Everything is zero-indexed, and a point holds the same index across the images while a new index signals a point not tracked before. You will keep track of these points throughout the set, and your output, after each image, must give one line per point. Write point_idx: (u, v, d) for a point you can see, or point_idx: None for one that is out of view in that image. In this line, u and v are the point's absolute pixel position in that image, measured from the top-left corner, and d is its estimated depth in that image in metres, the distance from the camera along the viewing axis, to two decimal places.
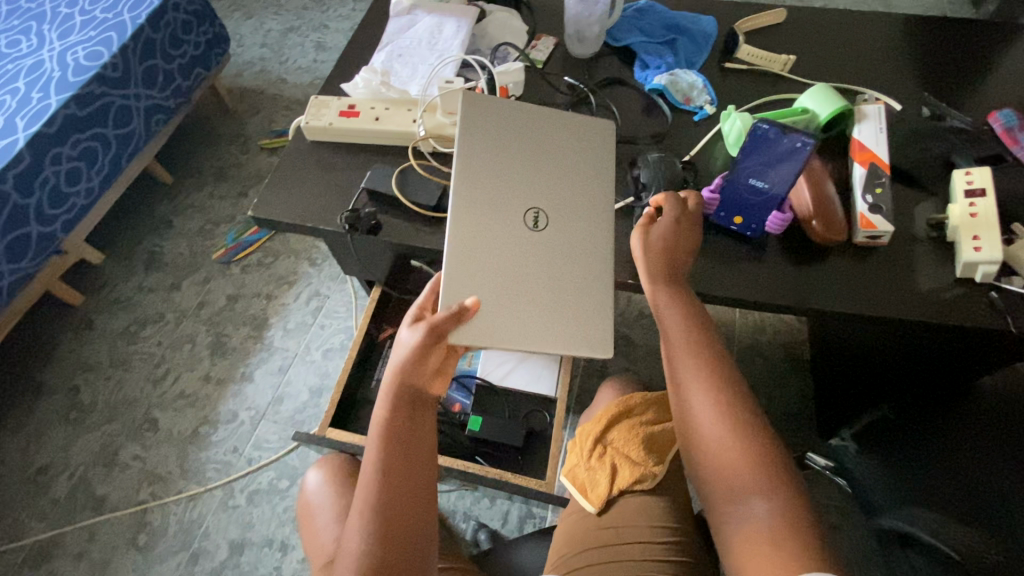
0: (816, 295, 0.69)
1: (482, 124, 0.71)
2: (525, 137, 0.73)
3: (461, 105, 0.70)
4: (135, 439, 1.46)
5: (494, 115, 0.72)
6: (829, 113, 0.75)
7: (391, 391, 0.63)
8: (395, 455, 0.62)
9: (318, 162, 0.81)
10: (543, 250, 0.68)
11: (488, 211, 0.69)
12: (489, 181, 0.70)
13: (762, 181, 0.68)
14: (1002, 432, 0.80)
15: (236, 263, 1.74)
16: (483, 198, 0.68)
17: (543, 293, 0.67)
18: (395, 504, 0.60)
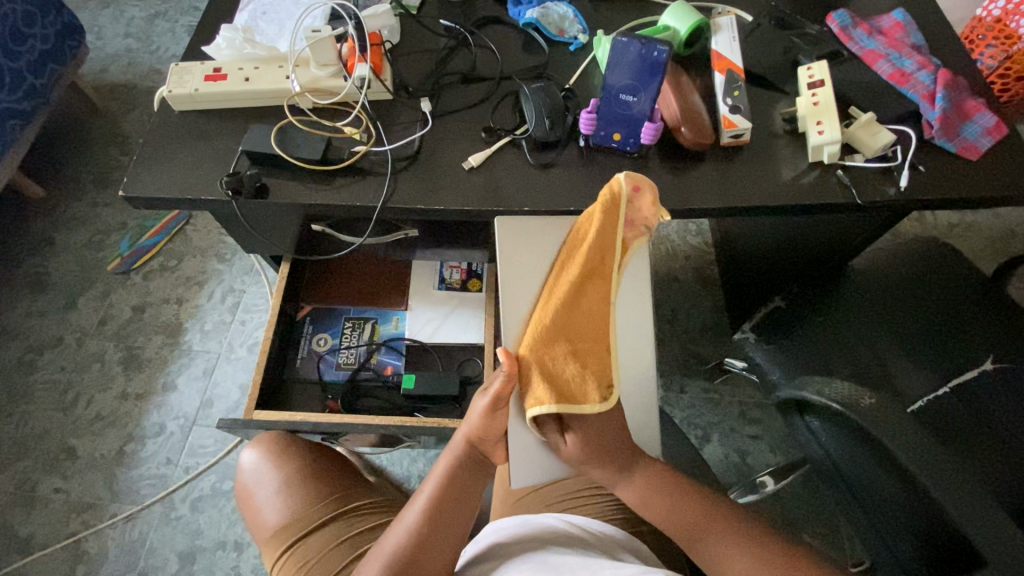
0: (694, 196, 0.74)
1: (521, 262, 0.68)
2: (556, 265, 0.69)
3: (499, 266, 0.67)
4: (53, 472, 1.35)
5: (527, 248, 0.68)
6: (687, 28, 0.80)
7: (459, 447, 0.65)
8: (446, 504, 0.61)
9: (189, 131, 0.77)
10: None
11: None
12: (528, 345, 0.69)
13: (632, 95, 0.73)
14: (879, 303, 0.95)
15: (137, 271, 1.62)
16: None
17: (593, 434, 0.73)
18: (425, 553, 0.59)
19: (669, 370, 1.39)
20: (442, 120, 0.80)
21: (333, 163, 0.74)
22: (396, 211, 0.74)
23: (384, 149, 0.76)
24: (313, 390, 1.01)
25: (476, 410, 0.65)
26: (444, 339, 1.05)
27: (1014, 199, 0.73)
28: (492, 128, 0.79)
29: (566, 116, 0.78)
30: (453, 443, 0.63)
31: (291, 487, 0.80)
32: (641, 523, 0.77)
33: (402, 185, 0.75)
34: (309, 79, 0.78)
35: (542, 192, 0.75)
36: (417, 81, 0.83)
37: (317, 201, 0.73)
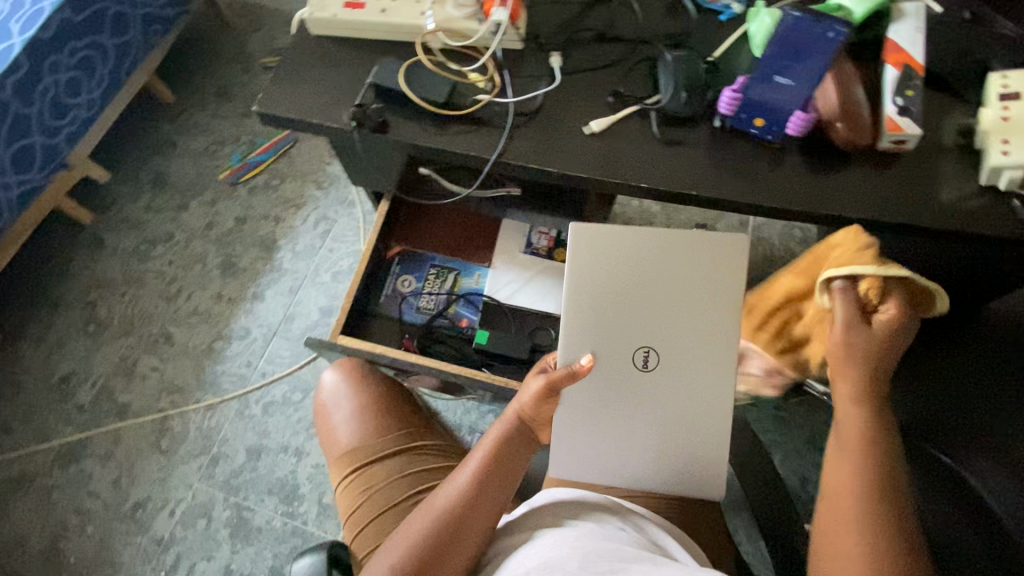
0: (830, 201, 0.68)
1: (596, 253, 0.68)
2: (638, 264, 0.68)
3: (566, 261, 0.67)
4: (152, 352, 1.51)
5: (602, 249, 0.68)
6: (864, 11, 0.69)
7: (510, 420, 0.66)
8: (491, 479, 0.63)
9: (323, 57, 0.78)
10: (652, 391, 0.72)
11: (602, 356, 0.71)
12: (594, 336, 0.70)
13: (788, 78, 0.65)
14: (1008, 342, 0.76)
15: (243, 184, 1.73)
16: (599, 342, 0.70)
17: (653, 421, 0.73)
18: (461, 523, 0.60)
19: None
20: (569, 78, 0.76)
21: (455, 109, 0.72)
22: (509, 166, 0.72)
23: (507, 101, 0.74)
24: (390, 327, 1.05)
25: (529, 390, 0.67)
26: (523, 303, 1.04)
27: None
28: (621, 93, 0.74)
29: (705, 92, 0.72)
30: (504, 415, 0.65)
31: (363, 414, 0.84)
32: (695, 519, 0.76)
33: (518, 140, 0.73)
34: (443, 17, 0.76)
35: (663, 170, 0.71)
36: (550, 33, 0.79)
37: (434, 145, 0.72)
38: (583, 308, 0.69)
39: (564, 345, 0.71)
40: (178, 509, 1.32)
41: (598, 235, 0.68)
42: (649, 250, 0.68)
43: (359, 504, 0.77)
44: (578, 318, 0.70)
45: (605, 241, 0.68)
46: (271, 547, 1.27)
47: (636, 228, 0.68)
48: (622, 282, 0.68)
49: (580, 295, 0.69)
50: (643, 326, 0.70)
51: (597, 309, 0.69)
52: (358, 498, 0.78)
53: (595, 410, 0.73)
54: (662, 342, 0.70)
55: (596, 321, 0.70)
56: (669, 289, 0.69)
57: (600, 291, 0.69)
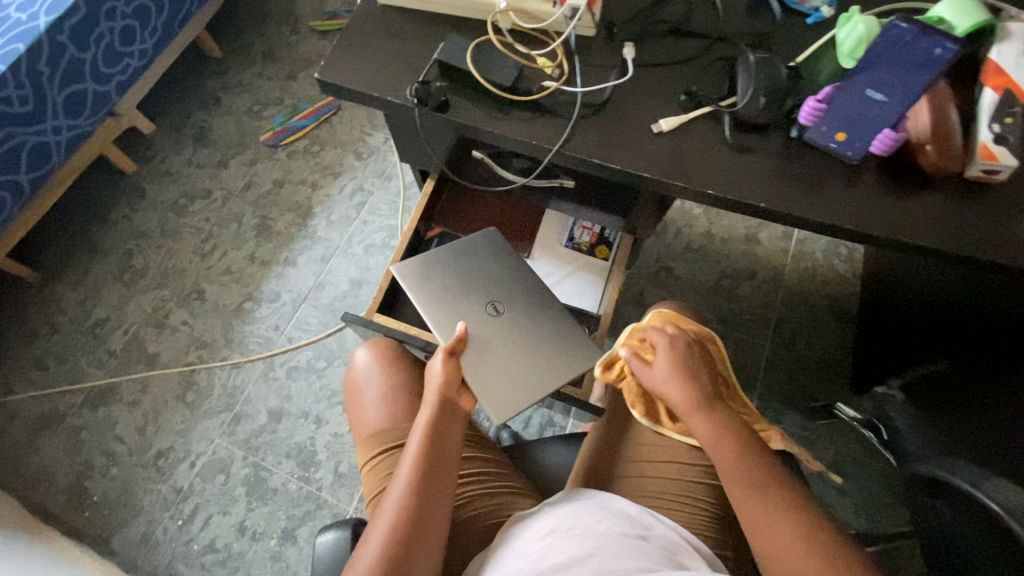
0: (906, 227, 0.64)
1: (425, 278, 0.92)
2: (463, 270, 0.94)
3: (408, 286, 0.90)
4: (184, 307, 1.53)
5: (429, 275, 0.92)
6: (967, 27, 0.64)
7: (433, 402, 0.72)
8: (437, 453, 0.67)
9: (388, 28, 0.75)
10: (517, 325, 0.91)
11: (466, 318, 0.90)
12: (451, 310, 0.90)
13: (882, 92, 0.61)
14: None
15: (283, 148, 1.73)
16: (457, 313, 0.90)
17: (532, 347, 0.90)
18: (426, 495, 0.64)
19: (769, 396, 1.34)
20: (641, 71, 0.73)
21: (521, 95, 0.70)
22: (571, 159, 0.70)
23: (575, 90, 0.71)
24: None
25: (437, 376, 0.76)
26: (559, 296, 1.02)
27: None
28: (695, 93, 0.71)
29: (786, 100, 0.68)
30: (427, 398, 0.71)
31: (396, 395, 0.82)
32: (714, 526, 0.78)
33: (582, 132, 0.70)
34: None
35: (733, 177, 0.68)
36: (624, 22, 0.76)
37: (496, 131, 0.70)
38: (436, 308, 0.90)
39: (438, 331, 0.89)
40: (199, 462, 1.35)
41: (421, 269, 0.92)
42: (457, 259, 0.94)
43: (382, 489, 0.76)
44: (433, 310, 0.90)
45: (428, 271, 0.92)
46: (286, 509, 1.30)
47: (434, 253, 0.95)
48: (455, 280, 0.92)
49: (428, 299, 0.90)
50: (479, 297, 0.93)
51: (446, 304, 0.90)
52: (386, 481, 0.77)
53: (488, 354, 0.87)
54: (499, 294, 0.93)
55: (447, 303, 0.91)
56: (487, 267, 0.95)
57: (447, 290, 0.91)
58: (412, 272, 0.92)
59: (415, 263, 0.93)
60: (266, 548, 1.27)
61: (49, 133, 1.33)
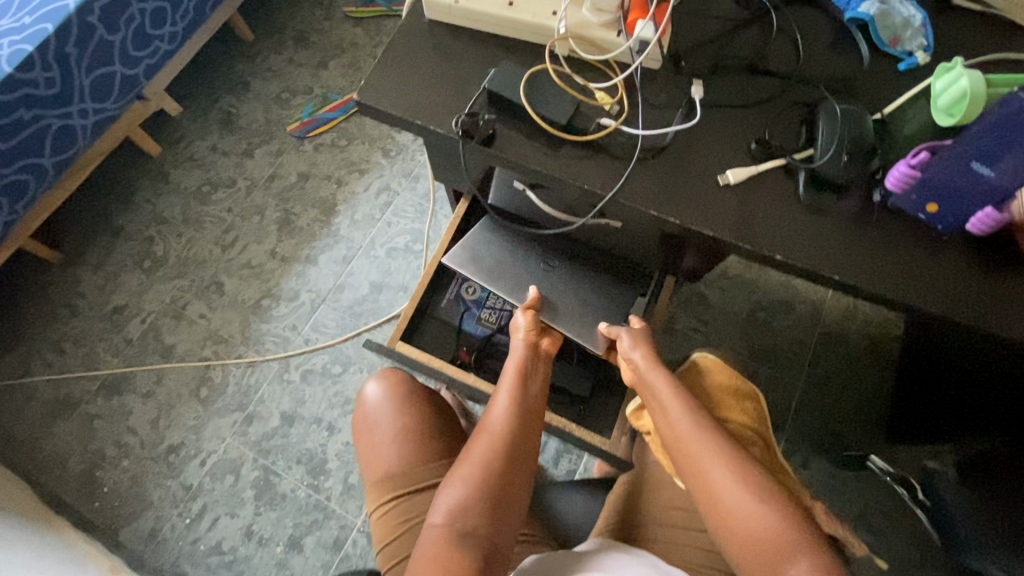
0: (999, 313, 0.57)
1: (479, 258, 0.91)
2: (510, 238, 0.92)
3: (468, 272, 0.89)
4: (202, 299, 1.51)
5: (480, 257, 0.91)
6: None
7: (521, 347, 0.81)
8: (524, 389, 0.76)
9: (434, 46, 0.70)
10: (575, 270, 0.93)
11: (532, 278, 0.92)
12: (515, 278, 0.90)
13: (990, 168, 0.53)
14: None
15: (310, 139, 1.68)
16: (522, 278, 0.90)
17: (594, 287, 0.92)
18: (519, 424, 0.72)
19: (797, 439, 1.28)
20: (707, 113, 0.66)
21: (575, 134, 0.64)
22: (625, 208, 0.64)
23: (635, 132, 0.64)
24: (448, 333, 1.00)
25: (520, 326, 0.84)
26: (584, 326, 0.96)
27: None
28: (766, 141, 0.64)
29: (870, 159, 0.61)
30: (517, 341, 0.80)
31: (410, 436, 0.79)
32: None
33: (640, 178, 0.64)
34: (578, 23, 0.66)
35: (805, 242, 0.61)
36: (692, 54, 0.69)
37: (544, 170, 0.64)
38: (500, 281, 0.91)
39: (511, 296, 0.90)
40: (209, 461, 1.34)
41: (471, 253, 0.91)
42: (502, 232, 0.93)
43: (395, 536, 0.74)
44: (500, 283, 0.90)
45: (478, 253, 0.91)
46: (293, 516, 1.28)
47: (478, 231, 0.92)
48: (507, 252, 0.91)
49: (490, 276, 0.90)
50: (531, 254, 0.93)
51: (507, 276, 0.90)
52: (397, 528, 0.74)
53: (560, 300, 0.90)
54: (549, 248, 0.93)
55: (509, 271, 0.91)
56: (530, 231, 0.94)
57: (503, 263, 0.91)
58: (464, 259, 0.91)
59: (460, 252, 0.91)
60: (271, 554, 1.26)
61: (75, 116, 1.30)
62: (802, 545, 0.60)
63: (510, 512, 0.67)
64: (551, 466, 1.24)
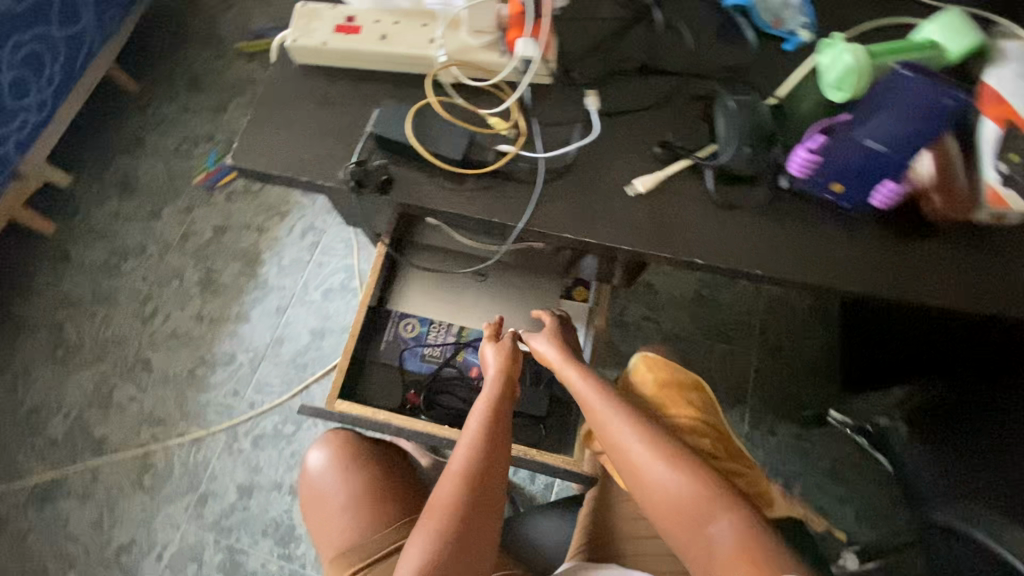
0: (913, 283, 0.58)
1: (415, 293, 0.97)
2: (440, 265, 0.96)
3: (406, 308, 0.96)
4: (129, 380, 1.39)
5: (416, 292, 0.97)
6: (959, 50, 0.60)
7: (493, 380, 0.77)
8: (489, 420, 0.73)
9: (309, 93, 0.64)
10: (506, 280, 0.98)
11: (466, 296, 0.98)
12: (450, 302, 0.97)
13: (882, 141, 0.55)
14: None
15: (220, 190, 1.57)
16: (457, 302, 0.97)
17: (526, 292, 0.98)
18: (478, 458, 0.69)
19: (760, 406, 1.30)
20: (607, 124, 0.64)
21: (474, 167, 0.61)
22: (540, 235, 0.61)
23: (536, 155, 0.62)
24: (391, 381, 0.95)
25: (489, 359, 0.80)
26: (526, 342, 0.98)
27: None
28: (671, 144, 0.63)
29: (770, 145, 0.61)
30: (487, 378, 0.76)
31: (362, 500, 0.75)
32: None
33: (549, 201, 0.61)
34: (457, 48, 0.63)
35: (720, 239, 0.60)
36: (585, 64, 0.67)
37: (450, 208, 0.60)
38: (438, 308, 0.97)
39: (451, 313, 0.97)
40: (166, 553, 1.24)
41: (406, 289, 0.97)
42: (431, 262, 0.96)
43: None
44: (438, 308, 0.97)
45: (412, 287, 0.97)
46: None
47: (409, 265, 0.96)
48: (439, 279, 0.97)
49: (428, 305, 0.97)
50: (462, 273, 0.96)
51: (443, 303, 0.97)
52: None
53: (496, 311, 0.97)
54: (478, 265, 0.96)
55: (444, 297, 0.97)
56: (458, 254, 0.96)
57: (437, 291, 0.97)
58: (408, 299, 0.97)
59: (396, 291, 0.97)
60: None
61: None
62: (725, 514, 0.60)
63: (480, 546, 0.65)
64: (528, 484, 1.18)
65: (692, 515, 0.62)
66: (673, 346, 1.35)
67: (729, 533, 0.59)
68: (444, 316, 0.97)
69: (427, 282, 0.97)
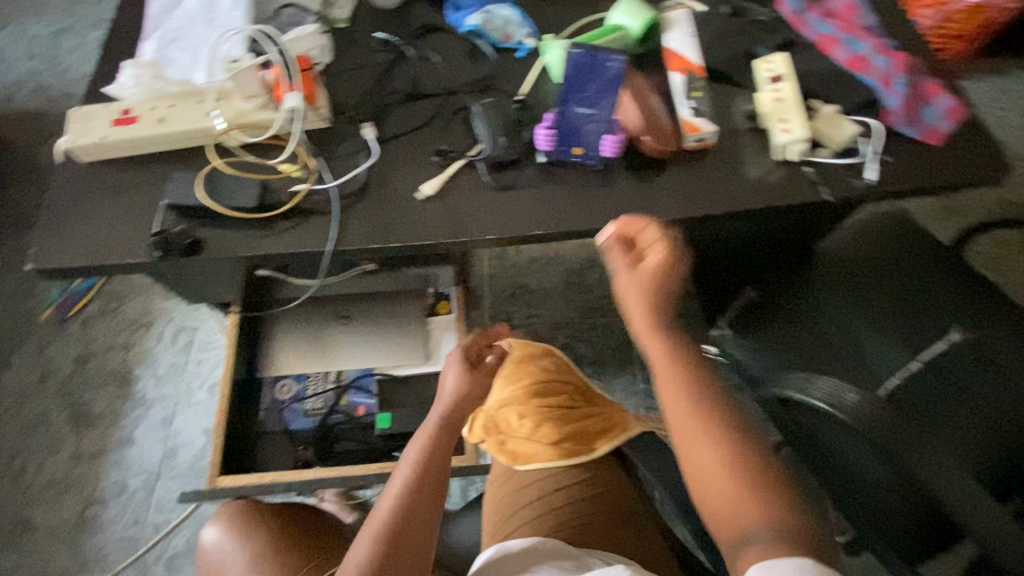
0: (660, 207, 0.71)
1: (281, 353, 0.98)
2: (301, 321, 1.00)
3: (275, 370, 0.97)
4: (7, 549, 1.25)
5: (282, 353, 0.98)
6: (639, 26, 0.76)
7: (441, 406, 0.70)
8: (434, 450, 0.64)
9: (102, 186, 0.68)
10: (368, 316, 1.01)
11: (332, 341, 0.99)
12: (318, 351, 0.98)
13: (589, 107, 0.72)
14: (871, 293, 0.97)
15: (73, 318, 1.49)
16: (325, 348, 0.99)
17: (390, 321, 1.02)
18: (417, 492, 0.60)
19: (647, 362, 1.43)
20: (387, 147, 0.73)
21: (271, 209, 0.67)
22: (349, 252, 0.68)
23: (326, 186, 0.69)
24: (281, 443, 0.96)
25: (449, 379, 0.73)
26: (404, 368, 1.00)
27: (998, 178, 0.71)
28: (444, 150, 0.73)
29: (520, 131, 0.74)
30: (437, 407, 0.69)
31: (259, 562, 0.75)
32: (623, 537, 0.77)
33: (349, 222, 0.69)
34: (233, 114, 0.70)
35: (503, 214, 0.71)
36: (357, 103, 0.76)
37: (258, 252, 0.66)
38: (307, 360, 0.98)
39: (321, 362, 0.98)
40: None
41: (272, 354, 0.98)
42: (291, 320, 1.00)
43: None
44: (308, 360, 0.98)
45: (278, 350, 0.98)
46: None
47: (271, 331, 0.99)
48: (302, 333, 0.99)
49: (297, 361, 0.98)
50: (324, 322, 1.00)
51: (311, 354, 0.98)
52: None
53: (365, 346, 0.99)
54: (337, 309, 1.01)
55: (311, 348, 0.99)
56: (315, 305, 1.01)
57: (302, 345, 0.99)
58: (276, 362, 0.98)
59: (262, 358, 0.98)
60: None
61: None
62: (770, 515, 0.46)
63: None
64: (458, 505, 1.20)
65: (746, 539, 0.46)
66: (559, 333, 1.45)
67: (768, 531, 0.45)
68: (316, 366, 0.98)
69: (291, 340, 0.99)
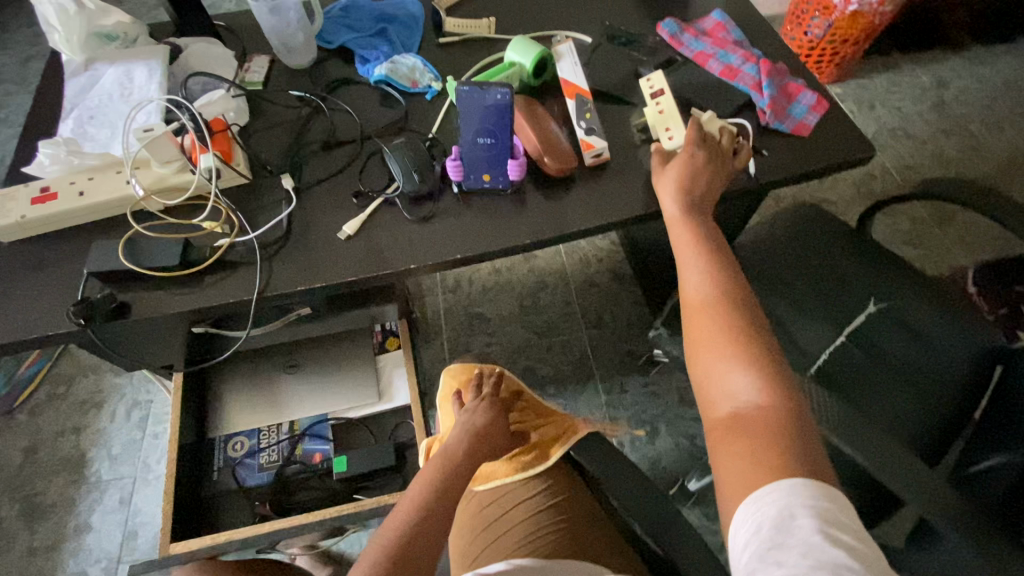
0: (570, 220, 0.76)
1: (233, 411, 0.99)
2: (250, 376, 1.01)
3: (228, 428, 0.97)
4: None
5: (233, 410, 0.99)
6: (531, 61, 0.83)
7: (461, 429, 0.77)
8: (446, 469, 0.71)
9: (26, 264, 0.70)
10: (316, 363, 1.03)
11: (283, 392, 1.00)
12: (269, 404, 0.99)
13: (490, 137, 0.74)
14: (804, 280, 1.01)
15: (20, 407, 1.43)
16: (276, 400, 1.00)
17: (339, 364, 1.03)
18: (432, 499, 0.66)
19: (606, 373, 1.46)
20: (308, 195, 0.77)
21: (195, 265, 0.69)
22: (278, 297, 0.70)
23: (249, 237, 0.72)
24: (239, 501, 0.95)
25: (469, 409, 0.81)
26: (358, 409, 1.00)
27: (863, 160, 0.79)
28: (363, 191, 0.77)
29: (433, 165, 0.78)
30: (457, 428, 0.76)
31: None
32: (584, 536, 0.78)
33: (275, 269, 0.71)
34: (152, 180, 0.73)
35: (424, 244, 0.74)
36: (276, 158, 0.80)
37: (186, 307, 0.68)
38: (259, 414, 0.99)
39: (273, 414, 0.99)
40: None
41: (223, 413, 0.98)
42: (240, 377, 1.01)
43: None
44: (260, 414, 0.99)
45: (229, 407, 0.99)
46: None
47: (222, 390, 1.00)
48: (253, 387, 1.00)
49: (249, 416, 0.98)
50: (273, 374, 1.02)
51: (263, 407, 0.99)
52: None
53: (316, 393, 1.00)
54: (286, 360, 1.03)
55: (262, 401, 0.99)
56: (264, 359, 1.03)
57: (253, 400, 1.00)
58: (229, 420, 0.98)
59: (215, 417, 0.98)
60: None
61: None
62: (773, 402, 0.52)
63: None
64: None
65: (737, 434, 0.52)
66: (518, 357, 1.48)
67: (751, 398, 0.53)
68: (269, 419, 0.98)
69: (241, 396, 1.00)
